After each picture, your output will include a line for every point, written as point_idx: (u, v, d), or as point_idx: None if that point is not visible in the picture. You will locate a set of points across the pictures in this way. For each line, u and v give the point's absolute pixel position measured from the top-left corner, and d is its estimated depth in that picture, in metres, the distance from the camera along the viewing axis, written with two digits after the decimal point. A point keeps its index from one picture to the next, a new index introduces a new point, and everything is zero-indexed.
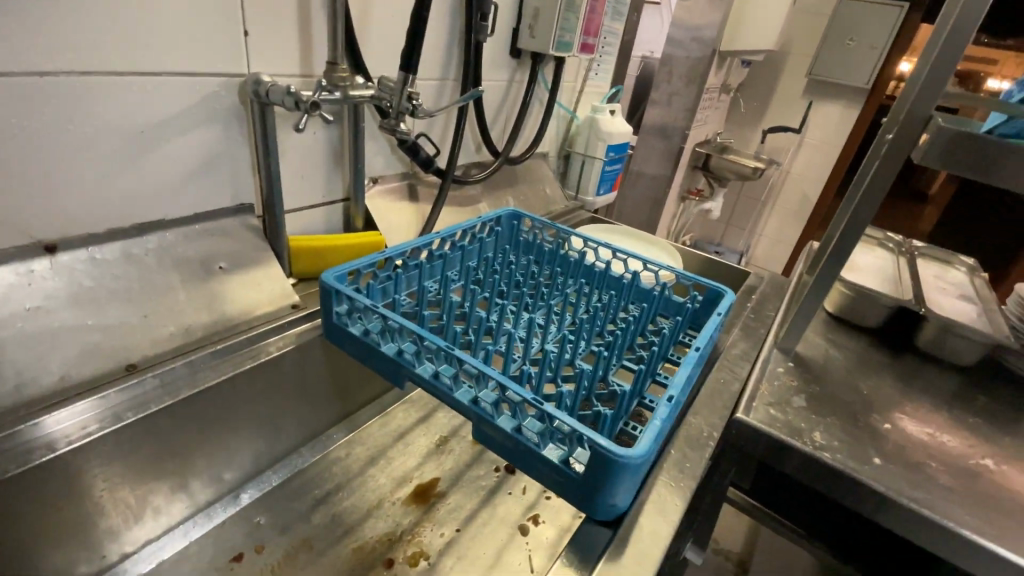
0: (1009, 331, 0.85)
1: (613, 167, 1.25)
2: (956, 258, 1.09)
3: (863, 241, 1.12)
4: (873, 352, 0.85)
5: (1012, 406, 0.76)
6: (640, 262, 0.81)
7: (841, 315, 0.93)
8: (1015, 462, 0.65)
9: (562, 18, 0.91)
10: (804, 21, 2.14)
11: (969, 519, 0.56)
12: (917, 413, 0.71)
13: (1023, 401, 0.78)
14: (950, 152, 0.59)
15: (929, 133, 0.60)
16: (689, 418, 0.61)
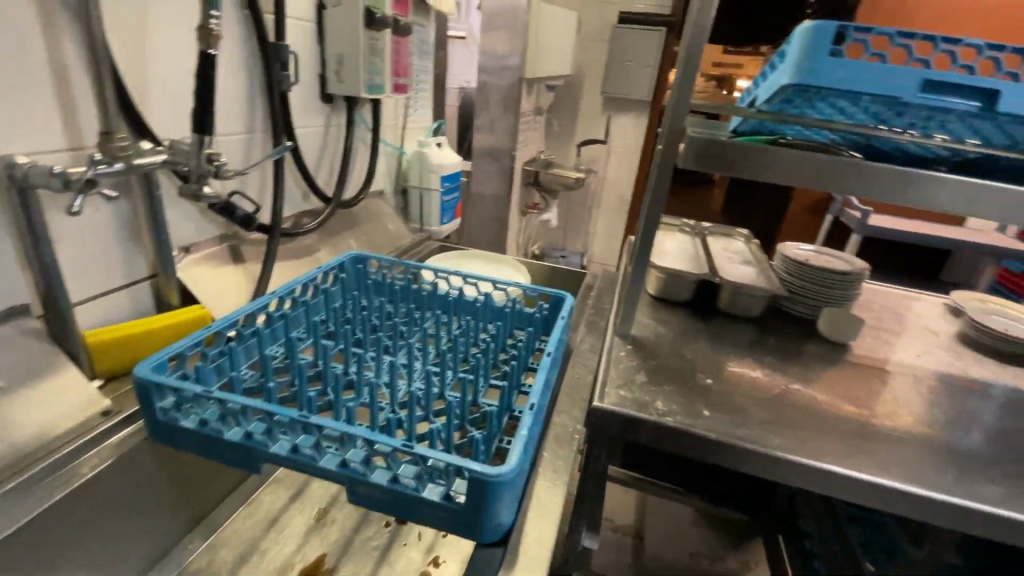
0: (781, 283, 1.07)
1: (451, 197, 1.29)
2: (736, 231, 1.34)
3: (666, 228, 1.32)
4: (691, 321, 1.00)
5: (790, 342, 0.97)
6: (489, 283, 0.85)
7: (663, 296, 1.08)
8: (801, 385, 0.83)
9: (369, 62, 0.92)
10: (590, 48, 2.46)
11: (778, 442, 0.69)
12: (729, 365, 0.86)
13: (796, 336, 0.99)
14: (701, 156, 0.74)
15: (685, 143, 0.74)
16: (555, 418, 0.66)
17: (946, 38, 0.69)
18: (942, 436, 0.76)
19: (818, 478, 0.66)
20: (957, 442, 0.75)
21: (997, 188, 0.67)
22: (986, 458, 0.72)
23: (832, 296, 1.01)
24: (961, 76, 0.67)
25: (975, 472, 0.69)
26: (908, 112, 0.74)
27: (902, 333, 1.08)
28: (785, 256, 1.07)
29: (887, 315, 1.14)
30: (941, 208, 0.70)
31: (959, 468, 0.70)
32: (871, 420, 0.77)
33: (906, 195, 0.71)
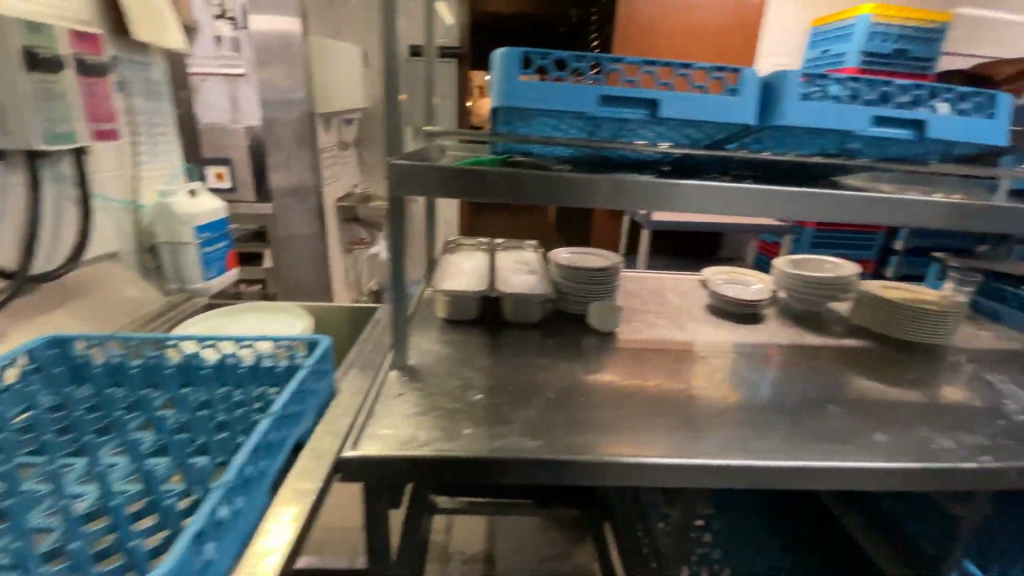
0: (559, 284, 1.14)
1: (216, 247, 1.15)
2: (526, 243, 1.42)
3: (463, 250, 1.39)
4: (476, 339, 1.01)
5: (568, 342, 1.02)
6: (234, 343, 0.76)
7: (453, 317, 1.08)
8: (569, 383, 0.87)
9: (39, 108, 0.77)
10: (388, 80, 2.46)
11: (535, 445, 0.69)
12: (503, 376, 0.87)
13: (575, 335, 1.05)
14: (418, 184, 0.72)
15: (392, 174, 0.72)
16: (291, 480, 0.58)
17: (610, 58, 0.78)
18: (687, 403, 0.84)
19: (573, 472, 0.68)
20: (694, 405, 0.83)
21: (695, 184, 0.74)
22: (716, 414, 0.82)
23: (599, 290, 1.12)
24: (625, 90, 0.77)
25: (704, 429, 0.77)
26: (603, 124, 0.83)
27: (668, 313, 1.21)
28: (555, 262, 1.16)
29: (655, 300, 1.28)
30: (648, 209, 0.75)
31: (691, 429, 0.77)
32: (629, 402, 0.83)
33: (619, 199, 0.75)
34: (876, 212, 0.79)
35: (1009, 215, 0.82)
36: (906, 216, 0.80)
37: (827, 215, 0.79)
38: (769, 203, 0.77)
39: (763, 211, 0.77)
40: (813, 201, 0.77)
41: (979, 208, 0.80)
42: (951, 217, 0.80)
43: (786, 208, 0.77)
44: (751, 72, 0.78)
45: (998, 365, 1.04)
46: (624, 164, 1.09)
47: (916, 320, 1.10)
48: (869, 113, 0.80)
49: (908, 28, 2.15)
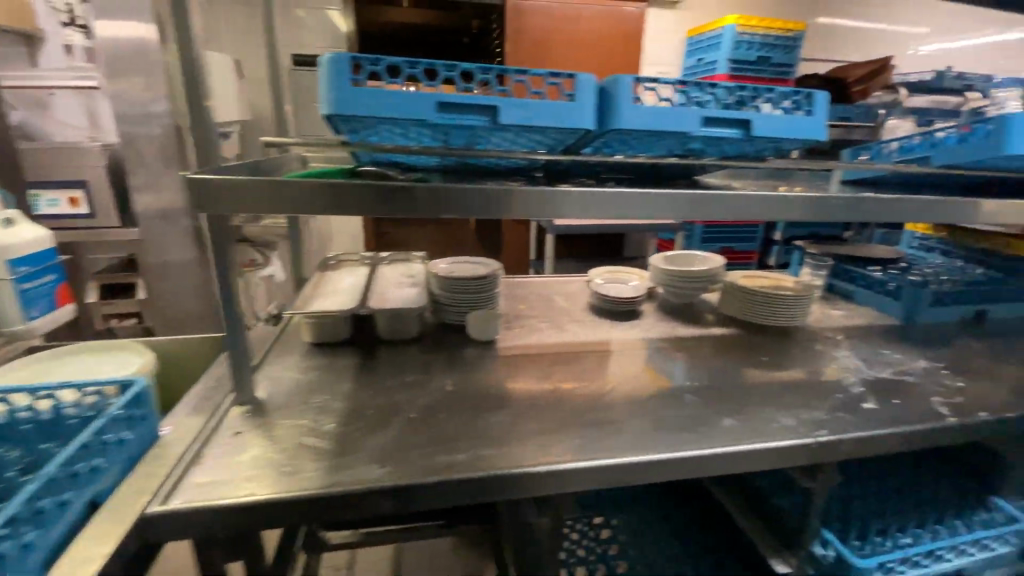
0: (438, 296, 1.11)
1: (39, 281, 1.03)
2: (412, 255, 1.39)
3: (345, 265, 1.32)
4: (344, 361, 0.95)
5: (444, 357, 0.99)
6: (31, 393, 0.66)
7: (322, 340, 1.01)
8: (436, 399, 0.83)
9: None
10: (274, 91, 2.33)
11: (382, 472, 0.64)
12: (364, 399, 0.82)
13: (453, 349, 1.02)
14: (231, 197, 0.66)
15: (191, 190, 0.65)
16: (69, 553, 0.50)
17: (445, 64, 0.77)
18: (554, 408, 0.83)
19: (423, 496, 0.64)
20: (563, 410, 0.82)
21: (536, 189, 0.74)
22: (582, 416, 0.81)
23: (478, 299, 1.10)
24: (461, 95, 0.75)
25: (567, 432, 0.76)
26: (446, 131, 0.82)
27: (552, 318, 1.21)
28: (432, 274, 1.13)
29: (541, 305, 1.28)
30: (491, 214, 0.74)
31: (554, 433, 0.76)
32: (494, 413, 0.80)
33: (462, 206, 0.73)
34: (712, 207, 0.83)
35: (823, 205, 0.89)
36: (738, 209, 0.85)
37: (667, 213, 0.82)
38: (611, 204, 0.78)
39: (606, 212, 0.78)
40: (652, 200, 0.80)
41: (800, 198, 0.86)
42: (777, 209, 0.86)
43: (628, 208, 0.79)
44: (590, 76, 0.81)
45: (844, 341, 1.13)
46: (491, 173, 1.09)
47: (776, 304, 1.18)
48: (698, 114, 0.84)
49: (768, 38, 2.35)
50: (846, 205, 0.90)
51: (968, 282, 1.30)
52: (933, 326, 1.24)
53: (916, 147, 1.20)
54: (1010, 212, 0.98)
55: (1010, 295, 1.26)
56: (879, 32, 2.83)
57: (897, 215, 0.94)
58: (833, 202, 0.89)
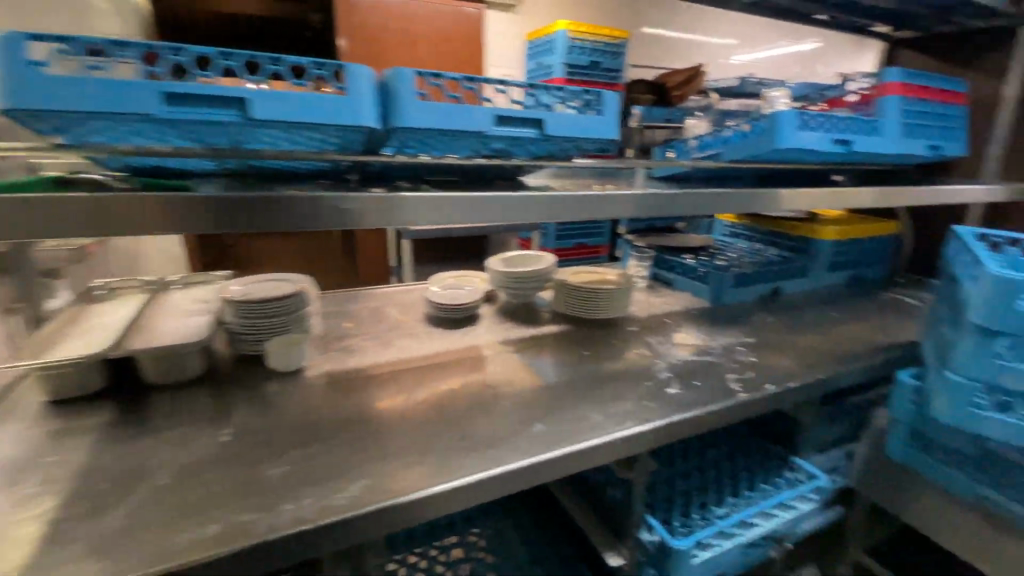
0: (230, 327, 0.97)
1: None
2: (212, 275, 1.21)
3: (119, 295, 1.11)
4: (94, 418, 0.77)
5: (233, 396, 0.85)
6: None
7: (67, 395, 0.83)
8: (205, 454, 0.70)
9: None
10: None
11: (94, 570, 0.51)
12: (104, 468, 0.66)
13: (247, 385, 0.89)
14: None
15: None
16: None
17: (175, 48, 0.64)
18: (354, 440, 0.74)
19: None
20: (364, 443, 0.74)
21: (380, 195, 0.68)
22: (385, 446, 0.73)
23: (269, 326, 0.97)
24: (194, 84, 0.62)
25: (360, 469, 0.68)
26: (191, 128, 0.68)
27: (377, 334, 1.11)
28: (222, 300, 0.98)
29: (368, 320, 1.18)
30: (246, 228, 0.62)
31: (343, 472, 0.67)
32: (275, 461, 0.69)
33: (205, 221, 0.60)
34: (515, 209, 0.79)
35: (634, 201, 0.88)
36: (545, 211, 0.81)
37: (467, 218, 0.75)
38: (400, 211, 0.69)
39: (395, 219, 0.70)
40: (447, 203, 0.73)
41: (605, 197, 0.85)
42: (584, 207, 0.84)
43: (420, 213, 0.71)
44: (367, 69, 0.73)
45: (661, 328, 1.19)
46: (286, 179, 0.97)
47: (600, 298, 1.21)
48: (489, 113, 0.80)
49: (596, 44, 2.49)
50: (655, 200, 0.90)
51: (763, 264, 1.46)
52: (736, 306, 1.35)
53: (710, 143, 1.30)
54: (808, 199, 1.02)
55: (795, 272, 1.44)
56: (694, 42, 3.15)
57: (711, 209, 0.96)
58: (644, 196, 0.89)
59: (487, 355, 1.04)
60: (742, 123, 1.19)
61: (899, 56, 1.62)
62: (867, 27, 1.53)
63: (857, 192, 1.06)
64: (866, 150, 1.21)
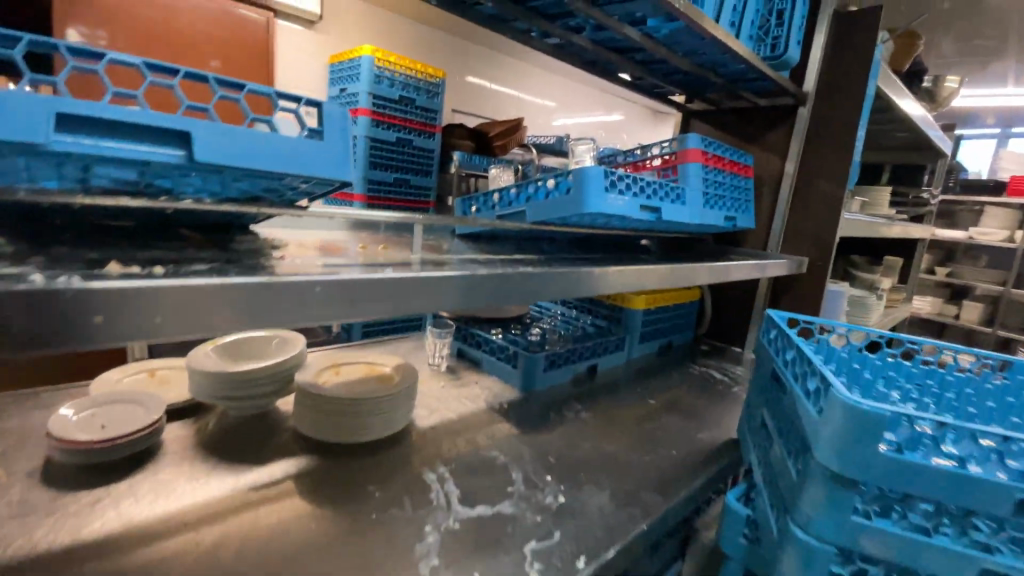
0: None
1: None
2: None
3: None
4: None
5: None
6: None
7: None
8: None
9: None
10: None
11: None
12: None
13: None
14: None
15: None
16: None
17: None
18: None
19: None
20: None
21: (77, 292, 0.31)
22: None
23: None
24: None
25: None
26: None
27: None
28: None
29: None
30: None
31: None
32: None
33: None
34: (318, 304, 0.43)
35: (394, 291, 0.48)
36: (303, 312, 0.42)
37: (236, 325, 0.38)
38: (65, 320, 0.31)
39: (71, 338, 0.31)
40: (182, 302, 0.35)
41: (348, 279, 0.45)
42: (398, 300, 0.49)
43: (119, 324, 0.32)
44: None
45: (449, 444, 0.84)
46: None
47: (364, 414, 0.80)
48: (47, 106, 0.36)
49: (409, 79, 2.11)
50: (427, 291, 0.52)
51: (577, 338, 1.24)
52: (549, 395, 1.08)
53: (516, 199, 1.02)
54: (629, 277, 0.81)
55: (610, 348, 1.26)
56: (515, 98, 3.09)
57: (513, 299, 0.62)
58: (410, 284, 0.50)
59: (121, 554, 0.54)
60: (547, 178, 0.95)
61: (693, 127, 1.65)
62: (667, 93, 1.50)
63: (666, 270, 0.89)
64: (673, 219, 1.08)
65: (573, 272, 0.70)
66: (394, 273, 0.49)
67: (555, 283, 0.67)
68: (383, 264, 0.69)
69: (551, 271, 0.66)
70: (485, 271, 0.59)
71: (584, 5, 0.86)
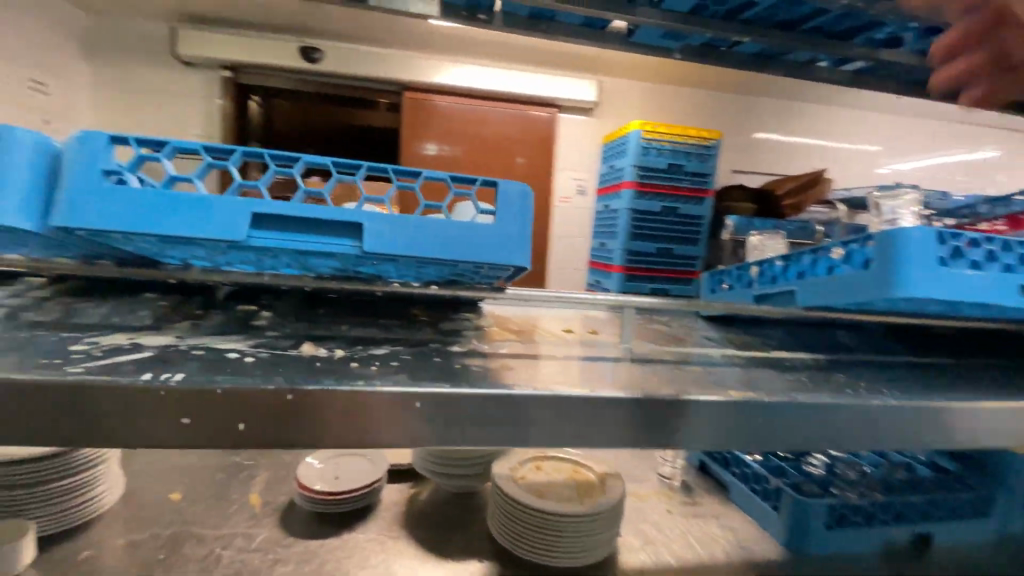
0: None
1: None
2: None
3: None
4: None
5: None
6: None
7: None
8: None
9: None
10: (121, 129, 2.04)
11: None
12: None
13: None
14: None
15: None
16: None
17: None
18: None
19: None
20: None
21: (383, 396, 0.37)
22: None
23: (46, 494, 0.63)
24: None
25: None
26: None
27: (184, 521, 0.68)
28: None
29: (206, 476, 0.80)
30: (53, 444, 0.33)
31: None
32: None
33: None
34: (556, 427, 0.41)
35: (613, 419, 0.42)
36: (489, 430, 0.40)
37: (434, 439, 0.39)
38: (350, 423, 0.36)
39: (336, 436, 0.36)
40: (438, 413, 0.38)
41: (532, 398, 0.40)
42: (653, 431, 0.42)
43: (389, 427, 0.37)
44: (33, 134, 0.39)
45: None
46: (55, 277, 0.64)
47: (562, 533, 0.67)
48: (248, 206, 0.42)
49: (679, 146, 1.99)
50: (650, 421, 0.42)
51: (895, 483, 0.81)
52: (836, 566, 0.71)
53: (782, 273, 0.74)
54: (972, 424, 0.49)
55: (959, 512, 0.78)
56: (820, 147, 2.56)
57: (765, 437, 0.45)
58: (611, 409, 0.42)
59: None
60: (830, 246, 0.65)
61: None
62: None
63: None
64: None
65: (874, 407, 0.46)
66: (588, 391, 0.41)
67: (805, 419, 0.45)
68: (581, 358, 0.57)
69: (806, 401, 0.45)
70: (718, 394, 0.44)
71: (897, 3, 0.59)
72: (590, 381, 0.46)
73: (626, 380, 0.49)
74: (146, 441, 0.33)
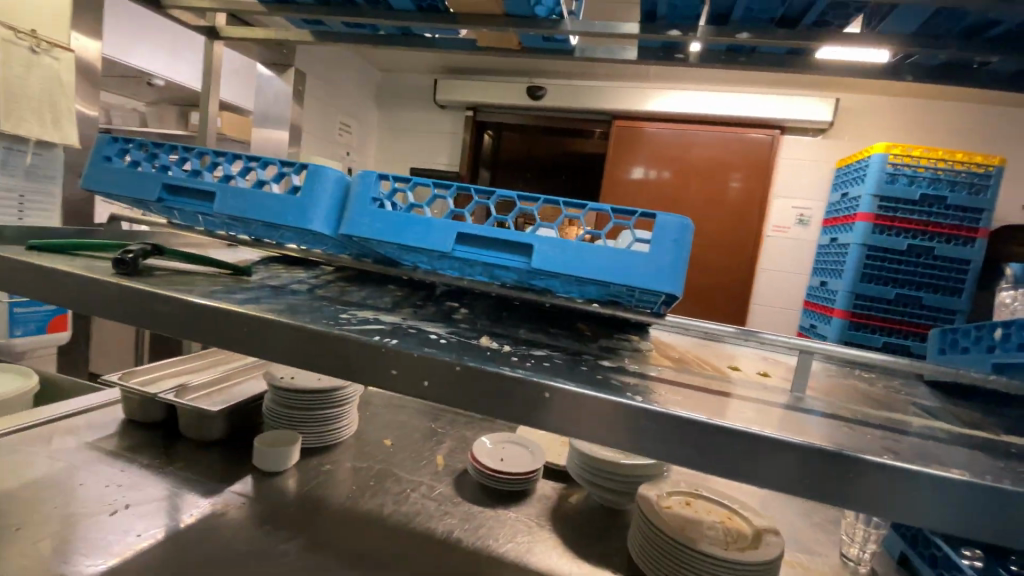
0: (281, 404, 0.91)
1: (33, 311, 1.19)
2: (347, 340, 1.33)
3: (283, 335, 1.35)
4: (125, 440, 0.89)
5: (197, 470, 0.82)
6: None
7: (133, 417, 0.93)
8: (110, 514, 0.70)
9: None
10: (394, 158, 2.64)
11: None
12: (53, 488, 0.74)
13: (224, 462, 0.86)
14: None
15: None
16: None
17: (198, 153, 0.66)
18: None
19: None
20: None
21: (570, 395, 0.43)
22: None
23: (309, 417, 0.90)
24: (223, 194, 0.62)
25: None
26: (220, 219, 0.69)
27: (390, 462, 0.89)
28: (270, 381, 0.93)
29: (410, 433, 1.02)
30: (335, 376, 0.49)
31: None
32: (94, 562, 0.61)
33: (259, 345, 0.52)
34: (752, 462, 0.39)
35: (827, 472, 0.38)
36: (689, 453, 0.41)
37: (583, 434, 0.43)
38: (538, 406, 0.44)
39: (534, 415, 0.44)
40: (625, 420, 0.42)
41: (749, 433, 0.39)
42: (869, 496, 0.37)
43: (578, 420, 0.43)
44: (336, 172, 0.60)
45: None
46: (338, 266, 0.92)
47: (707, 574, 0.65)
48: (453, 228, 0.55)
49: (941, 172, 1.62)
50: (876, 484, 0.37)
51: None
52: None
53: None
54: None
55: None
56: None
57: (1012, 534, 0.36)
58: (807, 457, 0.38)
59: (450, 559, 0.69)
60: None
61: None
62: None
63: None
64: None
65: None
66: (802, 438, 0.38)
67: (1001, 508, 0.36)
68: (747, 396, 0.56)
69: (1008, 487, 0.35)
70: (891, 459, 0.38)
71: None
72: (791, 428, 0.43)
73: (797, 427, 0.45)
74: (396, 388, 0.47)
